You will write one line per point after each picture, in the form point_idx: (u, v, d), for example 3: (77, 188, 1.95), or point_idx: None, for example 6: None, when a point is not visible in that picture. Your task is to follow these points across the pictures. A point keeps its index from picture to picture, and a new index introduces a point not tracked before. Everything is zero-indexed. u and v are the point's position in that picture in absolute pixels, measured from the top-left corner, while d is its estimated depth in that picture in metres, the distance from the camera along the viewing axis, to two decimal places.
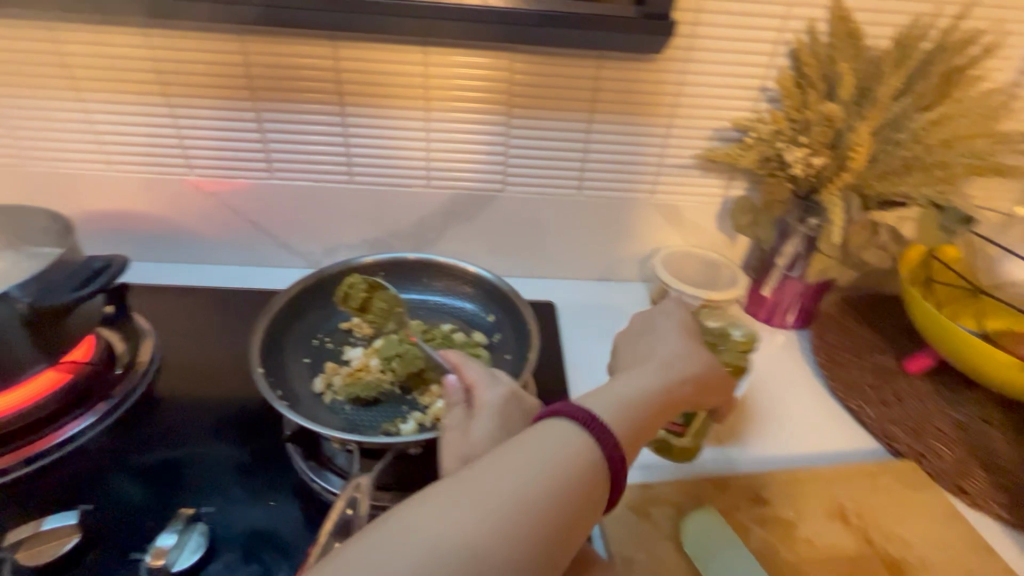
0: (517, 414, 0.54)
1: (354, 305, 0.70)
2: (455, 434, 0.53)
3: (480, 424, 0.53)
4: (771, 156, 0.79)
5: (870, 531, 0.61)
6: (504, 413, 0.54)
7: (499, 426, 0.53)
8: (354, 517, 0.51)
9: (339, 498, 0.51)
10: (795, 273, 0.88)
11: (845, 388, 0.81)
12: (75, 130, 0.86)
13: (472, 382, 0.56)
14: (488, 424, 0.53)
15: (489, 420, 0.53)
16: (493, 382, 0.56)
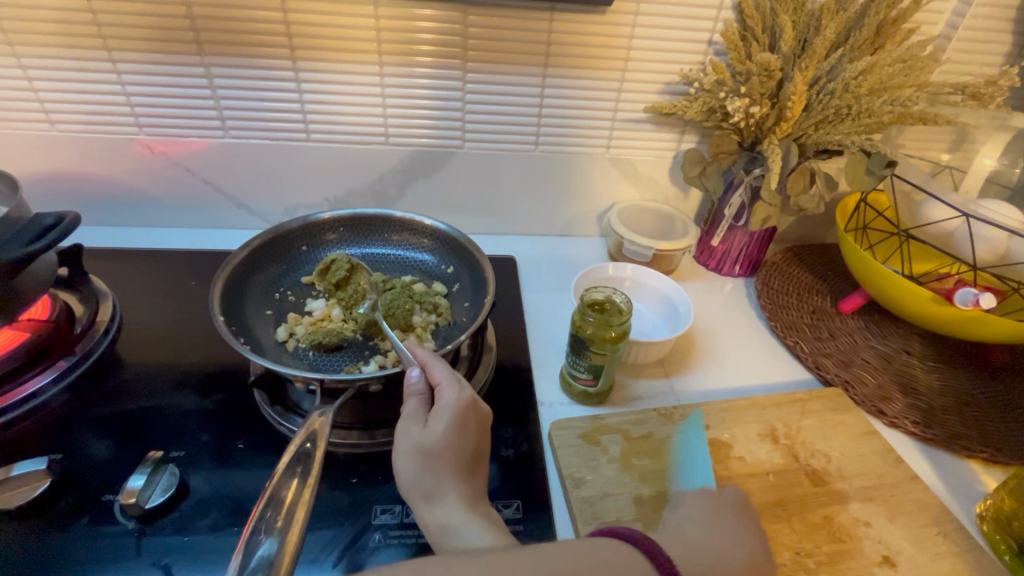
0: (473, 421, 0.53)
1: (331, 279, 0.72)
2: (411, 425, 0.52)
3: (436, 421, 0.52)
4: (717, 107, 0.82)
5: (796, 448, 0.67)
6: (460, 417, 0.52)
7: (452, 427, 0.51)
8: (313, 449, 0.55)
9: (298, 433, 0.56)
10: (741, 222, 0.94)
11: (784, 327, 0.87)
12: (11, 88, 0.83)
13: (436, 377, 0.55)
14: (441, 423, 0.51)
15: (445, 418, 0.52)
16: (457, 384, 0.55)
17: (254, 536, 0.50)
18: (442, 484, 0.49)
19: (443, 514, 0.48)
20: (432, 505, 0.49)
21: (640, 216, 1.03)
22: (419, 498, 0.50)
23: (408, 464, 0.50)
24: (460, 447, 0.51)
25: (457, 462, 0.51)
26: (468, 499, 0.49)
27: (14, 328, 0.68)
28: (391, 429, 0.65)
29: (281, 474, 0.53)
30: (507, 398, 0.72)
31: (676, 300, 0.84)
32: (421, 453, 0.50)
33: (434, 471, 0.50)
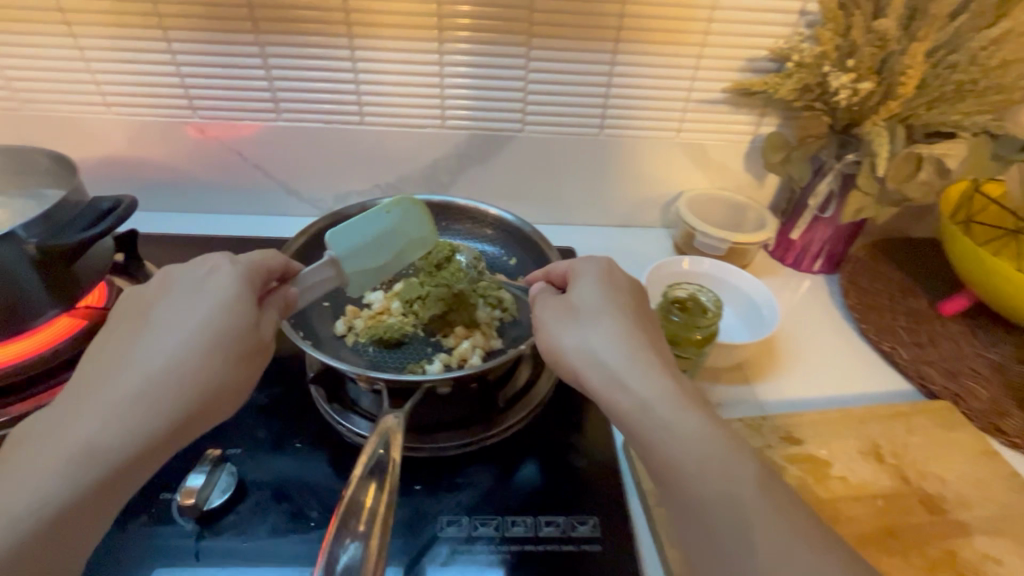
0: (621, 279, 0.54)
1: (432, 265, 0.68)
2: (552, 297, 0.55)
3: (579, 281, 0.54)
4: (812, 85, 0.74)
5: (905, 469, 0.60)
6: (605, 273, 0.54)
7: (600, 282, 0.53)
8: (389, 457, 0.51)
9: (372, 437, 0.52)
10: (827, 214, 0.86)
11: (877, 331, 0.79)
12: (68, 69, 0.82)
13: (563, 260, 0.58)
14: (590, 281, 0.53)
15: (590, 273, 0.54)
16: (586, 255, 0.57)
17: (340, 536, 0.46)
18: (610, 334, 0.49)
19: (632, 379, 0.46)
20: (621, 367, 0.47)
21: (711, 205, 0.95)
22: (603, 377, 0.47)
23: (571, 328, 0.51)
24: (618, 298, 0.52)
25: (627, 315, 0.50)
26: (652, 362, 0.47)
27: (72, 315, 0.66)
28: (455, 433, 0.61)
29: (358, 482, 0.49)
30: (575, 401, 0.66)
31: (760, 300, 0.77)
32: (575, 310, 0.52)
33: (600, 326, 0.50)
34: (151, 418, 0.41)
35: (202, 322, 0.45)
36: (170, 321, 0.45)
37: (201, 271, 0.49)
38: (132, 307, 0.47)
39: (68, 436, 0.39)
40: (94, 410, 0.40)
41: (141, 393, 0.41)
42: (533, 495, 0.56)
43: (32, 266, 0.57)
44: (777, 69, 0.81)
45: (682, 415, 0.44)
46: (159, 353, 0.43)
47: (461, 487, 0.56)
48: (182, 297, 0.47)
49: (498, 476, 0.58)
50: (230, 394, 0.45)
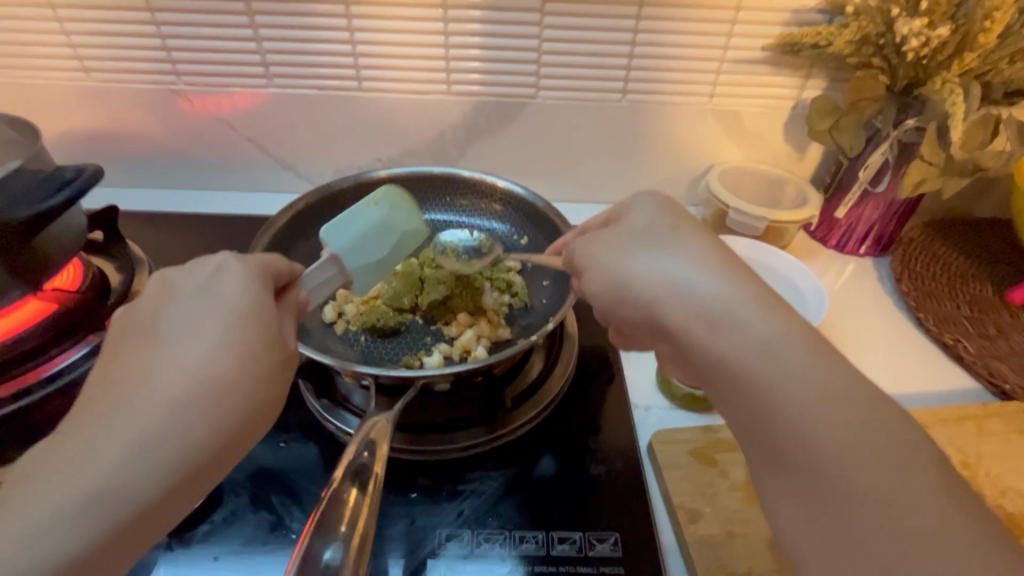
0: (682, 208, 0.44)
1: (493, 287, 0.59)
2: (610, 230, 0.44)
3: (635, 208, 0.44)
4: (874, 35, 0.64)
5: (979, 483, 0.52)
6: (664, 203, 0.44)
7: (663, 211, 0.43)
8: (369, 461, 0.44)
9: (353, 441, 0.45)
10: (879, 188, 0.76)
11: (937, 321, 0.69)
12: (41, 29, 0.75)
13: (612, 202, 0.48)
14: (653, 210, 0.43)
15: (655, 203, 0.44)
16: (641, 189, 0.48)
17: (319, 538, 0.41)
18: (694, 257, 0.38)
19: (736, 312, 0.34)
20: (715, 299, 0.35)
21: (745, 180, 0.86)
22: (692, 317, 0.36)
23: (640, 257, 0.40)
24: (692, 225, 0.41)
25: (703, 240, 0.40)
26: (752, 290, 0.35)
27: (41, 298, 0.60)
28: (457, 434, 0.54)
29: (334, 491, 0.43)
30: (593, 397, 0.58)
31: (803, 286, 0.68)
32: (641, 237, 0.41)
33: (680, 247, 0.39)
34: (189, 452, 0.33)
35: (237, 340, 0.37)
36: (201, 338, 0.36)
37: (214, 271, 0.40)
38: (141, 314, 0.37)
39: (90, 478, 0.30)
40: (120, 445, 0.32)
41: (178, 424, 0.33)
42: (544, 506, 0.49)
43: None
44: (829, 22, 0.71)
45: (821, 361, 0.32)
46: (194, 373, 0.35)
47: (463, 495, 0.50)
48: (204, 303, 0.38)
49: (504, 483, 0.51)
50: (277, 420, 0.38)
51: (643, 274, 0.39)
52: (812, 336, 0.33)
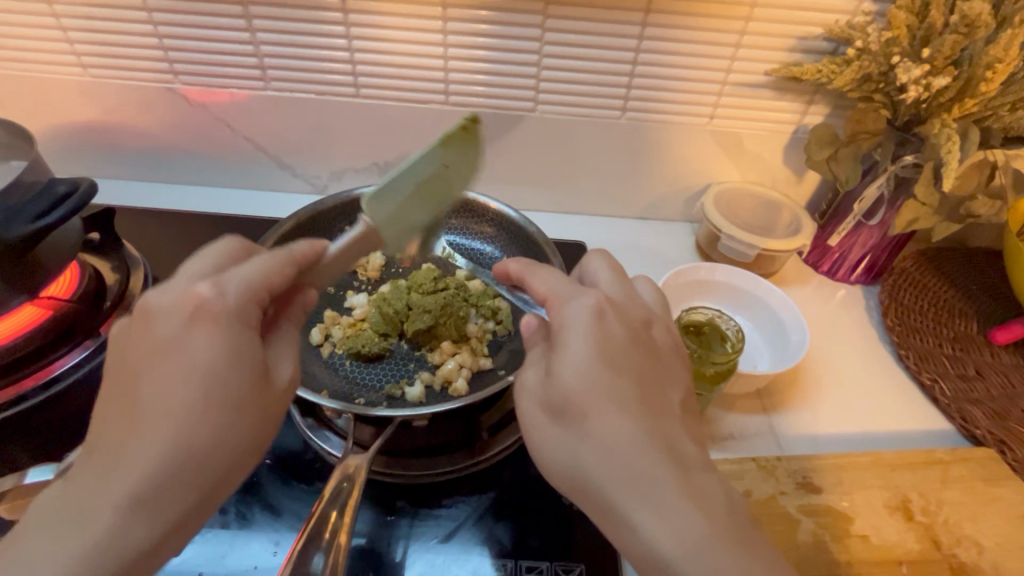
0: (616, 312, 0.41)
1: (480, 314, 0.60)
2: (538, 371, 0.41)
3: (564, 344, 0.39)
4: (875, 74, 0.63)
5: (937, 530, 0.54)
6: (594, 331, 0.40)
7: (590, 330, 0.40)
8: (348, 488, 0.46)
9: (335, 470, 0.47)
10: (873, 221, 0.76)
11: (918, 358, 0.70)
12: (37, 25, 0.74)
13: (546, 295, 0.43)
14: (577, 344, 0.39)
15: (587, 337, 0.39)
16: (574, 292, 0.42)
17: (304, 549, 0.43)
18: (613, 443, 0.37)
19: (646, 514, 0.35)
20: (622, 494, 0.36)
21: (742, 201, 0.86)
22: (604, 515, 0.38)
23: (559, 429, 0.39)
24: (616, 383, 0.38)
25: (624, 386, 0.38)
26: (664, 480, 0.36)
27: (38, 304, 0.62)
28: (436, 459, 0.56)
29: (318, 516, 0.44)
30: None
31: (788, 320, 0.68)
32: (559, 403, 0.38)
33: (600, 438, 0.37)
34: (177, 505, 0.37)
35: (197, 400, 0.37)
36: (182, 403, 0.37)
37: (188, 319, 0.38)
38: (127, 367, 0.38)
39: (94, 530, 0.35)
40: (123, 498, 0.36)
41: (160, 479, 0.36)
42: (514, 533, 0.51)
43: None
44: (834, 51, 0.70)
45: (729, 575, 0.34)
46: (181, 426, 0.36)
47: (438, 519, 0.52)
48: (177, 366, 0.37)
49: (478, 509, 0.53)
50: (257, 451, 0.40)
51: (558, 423, 0.39)
52: (714, 536, 0.35)
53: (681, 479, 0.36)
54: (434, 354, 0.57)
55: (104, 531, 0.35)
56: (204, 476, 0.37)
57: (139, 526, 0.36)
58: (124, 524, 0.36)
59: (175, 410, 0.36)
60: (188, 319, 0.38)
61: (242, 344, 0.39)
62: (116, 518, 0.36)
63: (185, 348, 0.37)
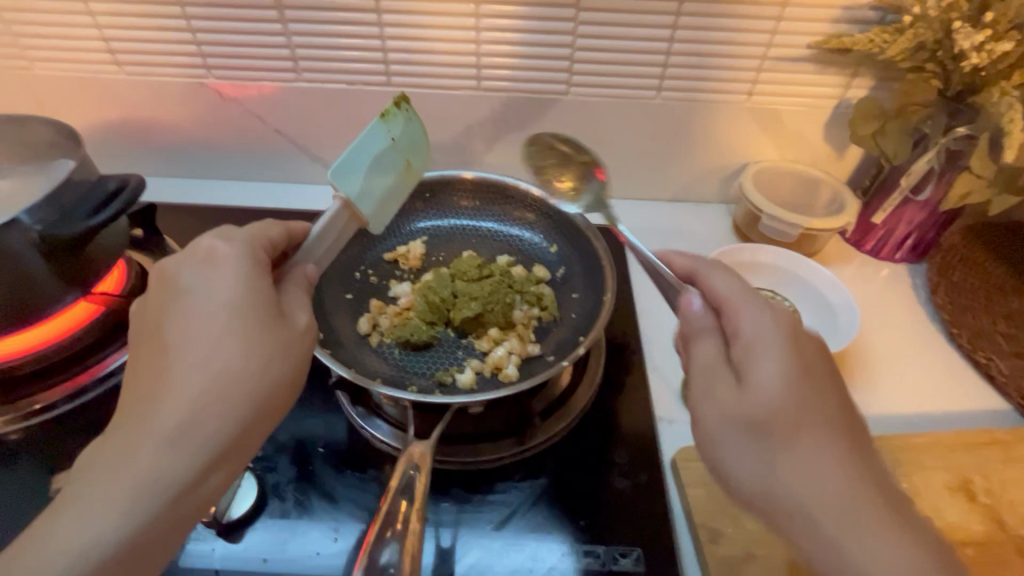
0: (800, 332, 0.43)
1: (527, 300, 0.61)
2: (727, 379, 0.42)
3: (755, 352, 0.41)
4: (929, 42, 0.61)
5: (1002, 511, 0.52)
6: (789, 342, 0.41)
7: (786, 344, 0.41)
8: (416, 476, 0.46)
9: (399, 460, 0.48)
10: (921, 196, 0.74)
11: (971, 337, 0.68)
12: (74, 23, 0.75)
13: (728, 304, 0.45)
14: (775, 352, 0.41)
15: (781, 352, 0.41)
16: (759, 304, 0.44)
17: (378, 539, 0.44)
18: (810, 464, 0.38)
19: (868, 552, 0.36)
20: (835, 526, 0.37)
21: (781, 180, 0.84)
22: (805, 540, 0.38)
23: (755, 445, 0.40)
24: (810, 394, 0.40)
25: (828, 417, 0.40)
26: (873, 511, 0.37)
27: (91, 300, 0.63)
28: (488, 446, 0.56)
29: (388, 507, 0.45)
30: (618, 410, 0.60)
31: (836, 302, 0.67)
32: (760, 414, 0.39)
33: (798, 463, 0.38)
34: (235, 412, 0.39)
35: (228, 325, 0.40)
36: (217, 328, 0.40)
37: (203, 264, 0.43)
38: (150, 328, 0.41)
39: (127, 475, 0.36)
40: (153, 440, 0.37)
41: (207, 401, 0.38)
42: (570, 518, 0.51)
43: (40, 255, 0.53)
44: (882, 20, 0.67)
45: None
46: (202, 364, 0.39)
47: (492, 505, 0.52)
48: (199, 301, 0.41)
49: (531, 495, 0.53)
50: (281, 390, 0.42)
51: (748, 440, 0.40)
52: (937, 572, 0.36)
53: (891, 513, 0.37)
54: (482, 341, 0.58)
55: (132, 471, 0.36)
56: (232, 412, 0.39)
57: (169, 467, 0.37)
58: (157, 465, 0.36)
59: (196, 348, 0.39)
60: (215, 265, 0.42)
61: (258, 282, 0.43)
62: (144, 457, 0.36)
63: (196, 290, 0.41)
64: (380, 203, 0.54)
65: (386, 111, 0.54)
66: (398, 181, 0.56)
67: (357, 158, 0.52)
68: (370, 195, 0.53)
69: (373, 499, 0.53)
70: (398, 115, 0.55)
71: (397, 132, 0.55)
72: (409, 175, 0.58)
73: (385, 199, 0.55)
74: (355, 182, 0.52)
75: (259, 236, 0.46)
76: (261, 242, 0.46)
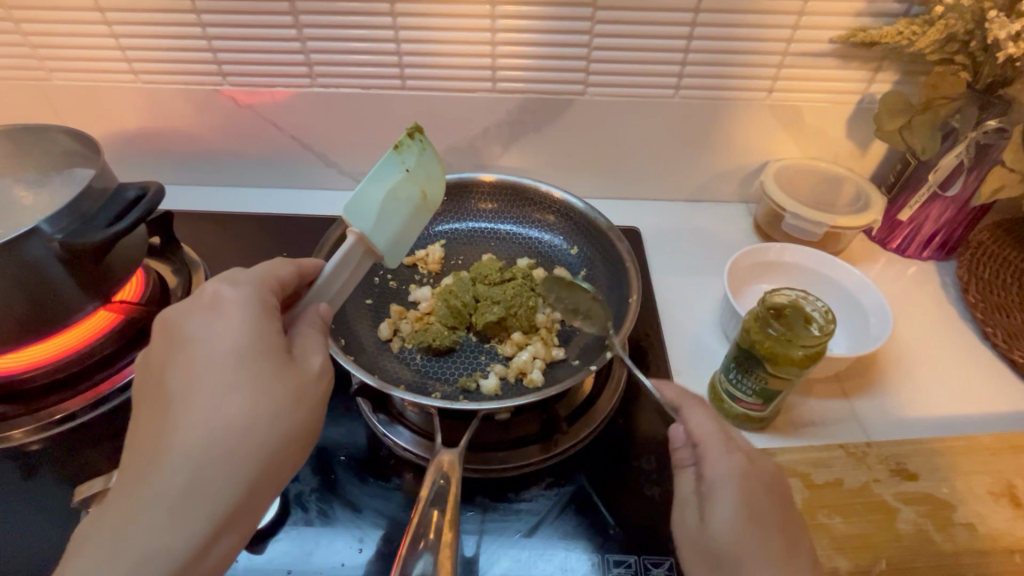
0: (759, 473, 0.43)
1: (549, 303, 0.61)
2: (692, 515, 0.44)
3: (711, 499, 0.42)
4: (960, 33, 0.60)
5: None
6: (742, 488, 0.42)
7: (740, 501, 0.41)
8: (448, 485, 0.46)
9: (429, 469, 0.47)
10: (950, 191, 0.72)
11: (1007, 335, 0.66)
12: (91, 32, 0.75)
13: (697, 440, 0.45)
14: (727, 506, 0.41)
15: (730, 503, 0.41)
16: (723, 445, 0.44)
17: (408, 551, 0.43)
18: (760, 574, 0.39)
19: None
20: None
21: (803, 178, 0.82)
22: None
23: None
24: (757, 530, 0.40)
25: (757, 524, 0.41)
26: None
27: (110, 310, 0.63)
28: (512, 452, 0.55)
29: (419, 517, 0.44)
30: (645, 414, 0.58)
31: (866, 301, 0.65)
32: (715, 557, 0.41)
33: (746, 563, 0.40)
34: (243, 466, 0.38)
35: (233, 375, 0.40)
36: (222, 383, 0.39)
37: (209, 312, 0.42)
38: (157, 378, 0.41)
39: (139, 536, 0.36)
40: (162, 500, 0.37)
41: (215, 456, 0.38)
42: (599, 527, 0.50)
43: (60, 263, 0.53)
44: (908, 13, 0.65)
45: None
46: (208, 418, 0.38)
47: (519, 514, 0.51)
48: (202, 352, 0.40)
49: (558, 503, 0.52)
50: (290, 442, 0.41)
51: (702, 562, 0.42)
52: None
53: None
54: (505, 345, 0.57)
55: (144, 532, 0.36)
56: (240, 470, 0.38)
57: (180, 528, 0.36)
58: (168, 526, 0.36)
59: (202, 403, 0.39)
60: (218, 313, 0.42)
61: (264, 328, 0.42)
62: (155, 518, 0.36)
63: (201, 341, 0.41)
64: (395, 239, 0.52)
65: (398, 143, 0.52)
66: (415, 215, 0.53)
67: (371, 190, 0.51)
68: (384, 233, 0.51)
69: (397, 508, 0.52)
70: (412, 148, 0.53)
71: (412, 164, 0.53)
72: (426, 207, 0.55)
73: (400, 235, 0.53)
74: (367, 218, 0.50)
75: (262, 280, 0.45)
76: (265, 282, 0.46)
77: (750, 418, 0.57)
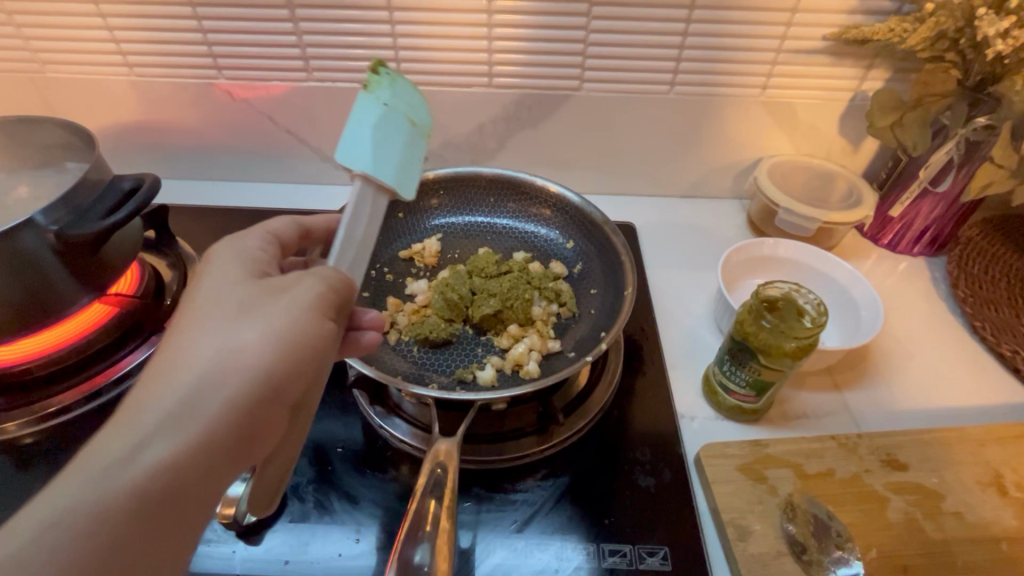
0: None
1: (546, 296, 0.61)
2: None
3: None
4: (950, 31, 0.61)
5: None
6: None
7: None
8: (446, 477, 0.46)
9: (426, 461, 0.47)
10: (940, 188, 0.73)
11: (995, 329, 0.67)
12: (84, 24, 0.74)
13: None
14: None
15: None
16: None
17: (407, 544, 0.43)
18: None
19: None
20: None
21: (797, 174, 0.83)
22: None
23: None
24: None
25: None
26: None
27: (105, 301, 0.64)
28: (509, 444, 0.55)
29: (417, 508, 0.44)
30: (639, 406, 0.59)
31: (857, 296, 0.66)
32: None
33: None
34: (198, 373, 0.36)
35: (209, 298, 0.40)
36: (219, 303, 0.40)
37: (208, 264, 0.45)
38: None
39: (91, 450, 0.34)
40: (123, 416, 0.35)
41: (175, 366, 0.36)
42: (595, 517, 0.51)
43: (55, 255, 0.53)
44: (899, 11, 0.66)
45: None
46: (176, 336, 0.38)
47: (515, 504, 0.51)
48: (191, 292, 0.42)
49: (554, 494, 0.52)
50: (247, 349, 0.37)
51: None
52: None
53: None
54: (502, 337, 0.58)
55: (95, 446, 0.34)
56: (196, 377, 0.36)
57: (127, 436, 0.34)
58: (120, 436, 0.34)
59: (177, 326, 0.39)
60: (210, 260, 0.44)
61: (247, 265, 0.43)
62: (111, 431, 0.34)
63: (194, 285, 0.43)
64: (402, 179, 0.48)
65: (367, 81, 0.47)
66: (411, 145, 0.49)
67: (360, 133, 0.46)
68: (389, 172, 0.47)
69: (394, 500, 0.52)
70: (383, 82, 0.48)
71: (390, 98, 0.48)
72: (421, 134, 0.50)
73: (406, 172, 0.48)
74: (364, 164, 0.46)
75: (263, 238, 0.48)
76: (274, 236, 0.48)
77: (744, 410, 0.58)
